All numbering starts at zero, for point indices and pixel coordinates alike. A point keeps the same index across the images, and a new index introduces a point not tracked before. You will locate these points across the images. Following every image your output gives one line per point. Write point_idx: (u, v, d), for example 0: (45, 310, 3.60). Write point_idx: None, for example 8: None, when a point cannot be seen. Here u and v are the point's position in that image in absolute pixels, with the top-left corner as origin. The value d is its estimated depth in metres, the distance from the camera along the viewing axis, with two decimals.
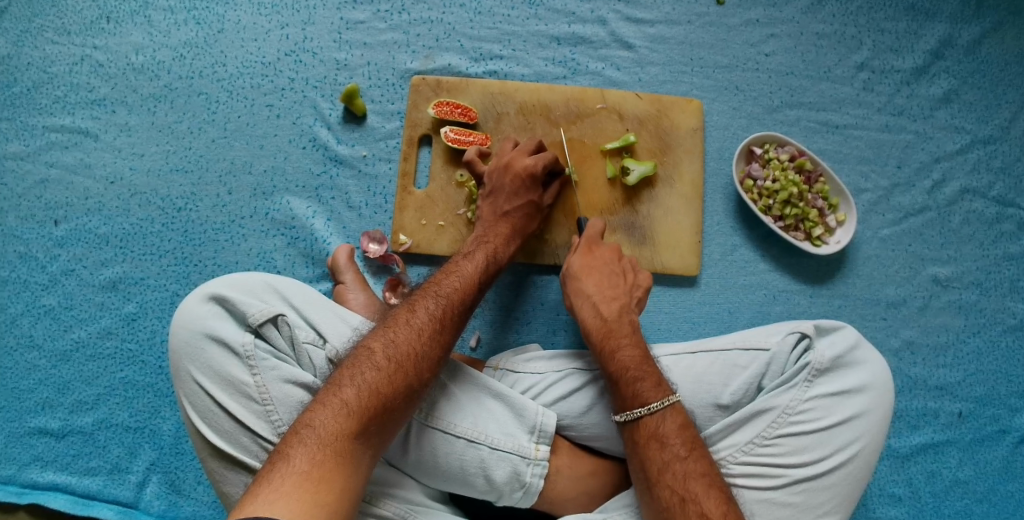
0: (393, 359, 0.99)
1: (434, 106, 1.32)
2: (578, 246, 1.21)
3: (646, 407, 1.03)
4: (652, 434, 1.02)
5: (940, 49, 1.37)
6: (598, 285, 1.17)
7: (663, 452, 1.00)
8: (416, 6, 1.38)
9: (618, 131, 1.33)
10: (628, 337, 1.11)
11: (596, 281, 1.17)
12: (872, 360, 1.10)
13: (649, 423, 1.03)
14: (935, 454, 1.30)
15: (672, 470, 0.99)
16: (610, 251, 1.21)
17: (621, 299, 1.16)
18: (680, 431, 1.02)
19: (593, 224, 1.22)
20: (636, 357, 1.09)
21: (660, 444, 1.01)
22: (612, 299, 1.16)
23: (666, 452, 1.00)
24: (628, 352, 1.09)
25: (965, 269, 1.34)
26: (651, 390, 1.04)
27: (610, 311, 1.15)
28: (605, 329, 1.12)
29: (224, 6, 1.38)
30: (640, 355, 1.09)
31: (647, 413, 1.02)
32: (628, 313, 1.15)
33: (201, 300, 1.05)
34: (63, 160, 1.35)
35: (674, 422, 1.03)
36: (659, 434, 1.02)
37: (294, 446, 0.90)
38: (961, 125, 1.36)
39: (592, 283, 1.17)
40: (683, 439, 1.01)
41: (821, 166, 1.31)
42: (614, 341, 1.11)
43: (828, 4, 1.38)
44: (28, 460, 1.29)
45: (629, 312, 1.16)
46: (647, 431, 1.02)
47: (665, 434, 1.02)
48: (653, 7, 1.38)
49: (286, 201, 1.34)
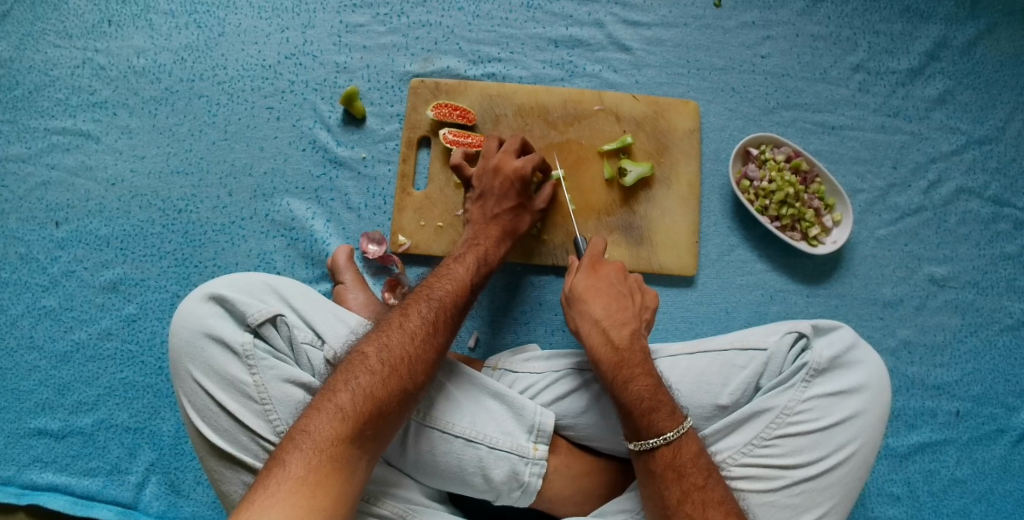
0: (387, 363, 0.99)
1: (432, 108, 1.33)
2: (581, 266, 1.18)
3: (661, 437, 1.02)
4: (669, 464, 1.02)
5: (936, 50, 1.38)
6: (605, 309, 1.13)
7: (681, 482, 1.00)
8: (415, 9, 1.39)
9: (614, 132, 1.34)
10: (640, 366, 1.08)
11: (604, 304, 1.14)
12: (868, 359, 1.10)
13: (666, 453, 1.02)
14: (933, 454, 1.31)
15: (692, 500, 0.99)
16: (615, 271, 1.18)
17: (632, 324, 1.12)
18: (696, 459, 1.02)
19: (595, 245, 1.20)
20: (650, 387, 1.06)
21: (678, 475, 1.01)
22: (622, 324, 1.12)
23: (684, 482, 1.00)
24: (641, 382, 1.06)
25: (961, 268, 1.35)
26: (666, 420, 1.03)
27: (620, 337, 1.10)
28: (616, 357, 1.08)
29: (225, 10, 1.39)
30: (653, 385, 1.06)
31: (662, 443, 1.02)
32: (639, 340, 1.11)
33: (201, 300, 1.06)
34: (64, 163, 1.36)
35: (690, 450, 1.02)
36: (676, 463, 1.02)
37: (290, 452, 0.90)
38: (957, 126, 1.37)
39: (599, 307, 1.13)
40: (699, 467, 1.01)
41: (817, 167, 1.32)
42: (626, 371, 1.07)
43: (824, 7, 1.39)
44: (28, 461, 1.30)
45: (639, 337, 1.12)
46: (663, 460, 1.02)
47: (682, 463, 1.01)
48: (650, 10, 1.39)
49: (286, 203, 1.35)
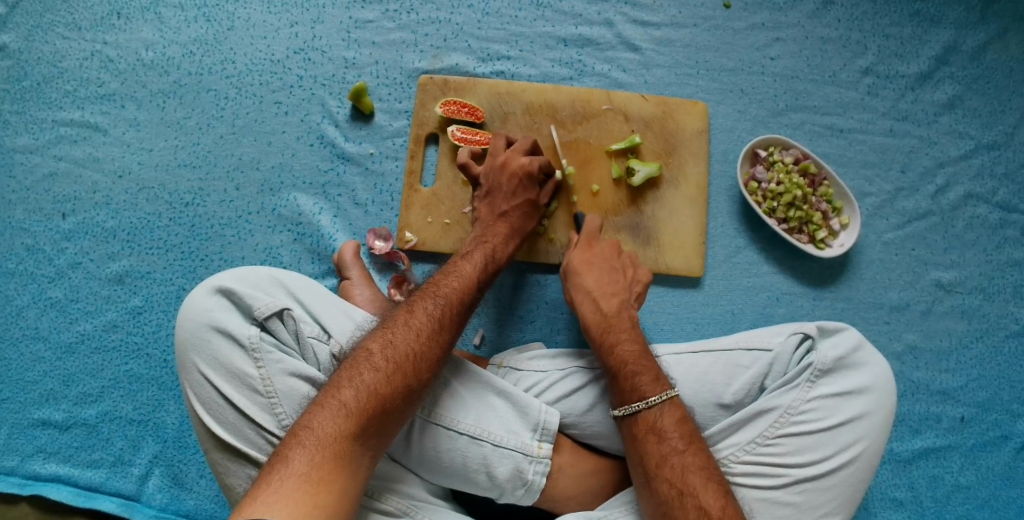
0: (391, 360, 0.99)
1: (441, 105, 1.33)
2: (578, 243, 1.23)
3: (645, 402, 1.04)
4: (650, 428, 1.03)
5: (946, 55, 1.38)
6: (597, 279, 1.18)
7: (660, 446, 1.01)
8: (425, 6, 1.39)
9: (623, 132, 1.33)
10: (626, 332, 1.12)
11: (596, 275, 1.18)
12: (874, 361, 1.10)
13: (648, 418, 1.03)
14: (936, 459, 1.30)
15: (670, 463, 0.99)
16: (609, 247, 1.22)
17: (620, 294, 1.17)
18: (678, 425, 1.03)
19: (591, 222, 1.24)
20: (635, 351, 1.10)
21: (659, 438, 1.02)
22: (612, 294, 1.16)
23: (665, 446, 1.01)
24: (627, 346, 1.10)
25: (968, 274, 1.35)
26: (650, 384, 1.05)
27: (610, 306, 1.15)
28: (604, 323, 1.13)
29: (235, 4, 1.39)
30: (639, 349, 1.10)
31: (645, 406, 1.04)
32: (627, 308, 1.16)
33: (208, 293, 1.06)
34: (72, 154, 1.36)
35: (672, 417, 1.03)
36: (657, 428, 1.03)
37: (293, 448, 0.90)
38: (965, 131, 1.37)
39: (592, 278, 1.18)
40: (682, 433, 1.02)
41: (825, 169, 1.32)
42: (613, 336, 1.12)
43: (834, 9, 1.39)
44: (31, 452, 1.30)
45: (629, 307, 1.17)
46: (644, 424, 1.03)
47: (663, 428, 1.02)
48: (660, 10, 1.39)
49: (292, 198, 1.35)
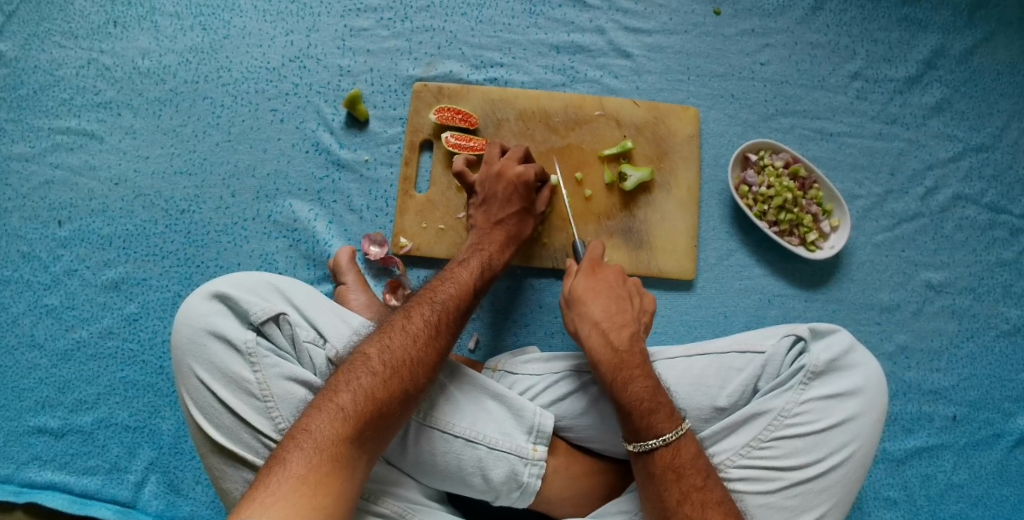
0: (388, 365, 1.00)
1: (435, 111, 1.34)
2: (580, 269, 1.19)
3: (661, 439, 1.03)
4: (668, 465, 1.02)
5: (933, 59, 1.40)
6: (605, 310, 1.14)
7: (680, 484, 1.01)
8: (419, 14, 1.40)
9: (614, 137, 1.35)
10: (639, 368, 1.08)
11: (603, 305, 1.14)
12: (866, 362, 1.11)
13: (665, 454, 1.03)
14: (930, 458, 1.31)
15: (691, 501, 1.00)
16: (615, 274, 1.18)
17: (631, 326, 1.13)
18: (694, 460, 1.03)
19: (595, 249, 1.21)
20: (649, 389, 1.06)
21: (677, 476, 1.01)
22: (621, 326, 1.12)
23: (684, 483, 1.01)
24: (640, 384, 1.06)
25: (958, 274, 1.36)
26: (664, 421, 1.04)
27: (621, 339, 1.11)
28: (616, 359, 1.09)
29: (230, 13, 1.41)
30: (653, 386, 1.07)
31: (661, 444, 1.02)
32: (638, 341, 1.12)
33: (205, 298, 1.07)
34: (68, 162, 1.37)
35: (688, 452, 1.03)
36: (675, 464, 1.02)
37: (291, 450, 0.91)
38: (953, 134, 1.39)
39: (599, 309, 1.14)
40: (698, 468, 1.02)
41: (815, 173, 1.33)
42: (625, 373, 1.07)
43: (823, 15, 1.41)
44: (27, 459, 1.30)
45: (639, 339, 1.12)
46: (662, 461, 1.03)
47: (681, 464, 1.02)
48: (651, 17, 1.41)
49: (288, 204, 1.36)
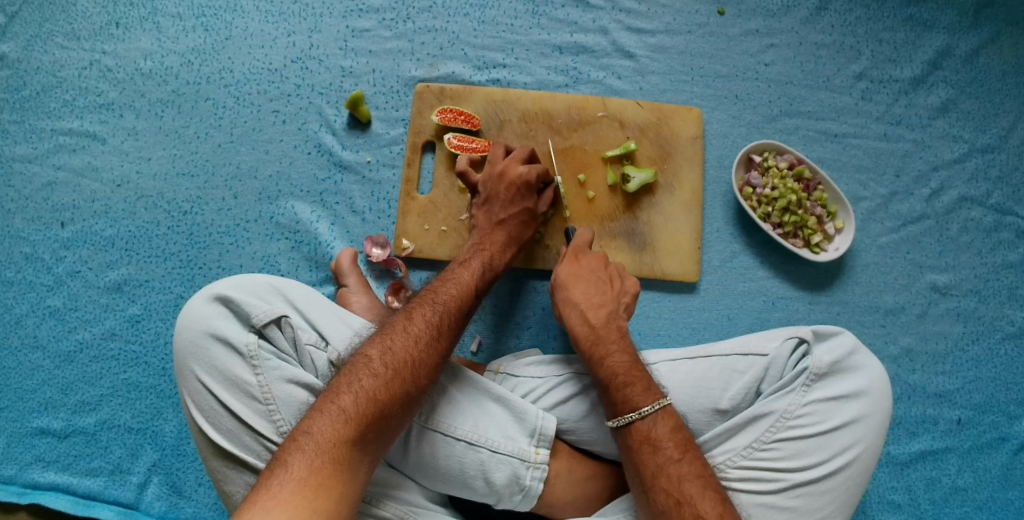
0: (390, 366, 1.00)
1: (437, 112, 1.34)
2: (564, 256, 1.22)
3: (637, 412, 1.03)
4: (645, 438, 1.02)
5: (939, 59, 1.39)
6: (584, 292, 1.17)
7: (656, 456, 1.01)
8: (421, 15, 1.40)
9: (618, 139, 1.34)
10: (614, 343, 1.12)
11: (583, 288, 1.18)
12: (869, 365, 1.10)
13: (642, 428, 1.03)
14: (934, 461, 1.31)
15: (666, 473, 0.99)
16: (596, 259, 1.21)
17: (609, 306, 1.16)
18: (673, 434, 1.02)
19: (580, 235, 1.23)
20: (624, 363, 1.09)
21: (654, 448, 1.01)
22: (599, 305, 1.16)
23: (660, 456, 1.01)
24: (616, 358, 1.10)
25: (963, 276, 1.35)
26: (641, 394, 1.05)
27: (598, 318, 1.15)
28: (592, 336, 1.13)
29: (232, 14, 1.40)
30: (629, 360, 1.10)
31: (637, 417, 1.03)
32: (616, 320, 1.15)
33: (206, 300, 1.07)
34: (70, 163, 1.37)
35: (666, 426, 1.03)
36: (652, 438, 1.02)
37: (293, 453, 0.91)
38: (959, 135, 1.38)
39: (579, 291, 1.17)
40: (676, 442, 1.02)
41: (820, 174, 1.32)
42: (602, 349, 1.11)
43: (828, 15, 1.40)
44: (30, 460, 1.30)
45: (617, 318, 1.16)
46: (639, 435, 1.03)
47: (658, 438, 1.02)
48: (654, 18, 1.40)
49: (290, 206, 1.36)
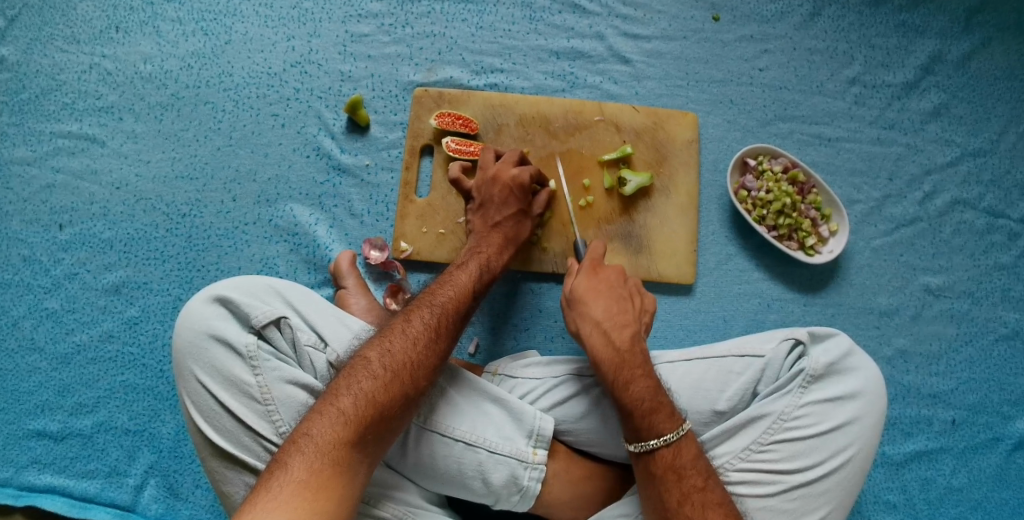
0: (389, 369, 1.00)
1: (435, 116, 1.35)
2: (581, 268, 1.17)
3: (662, 440, 1.03)
4: (669, 466, 1.03)
5: (930, 64, 1.41)
6: (606, 310, 1.13)
7: (681, 484, 1.01)
8: (420, 20, 1.41)
9: (614, 143, 1.36)
10: (640, 368, 1.08)
11: (604, 305, 1.13)
12: (864, 365, 1.11)
13: (666, 455, 1.03)
14: (930, 462, 1.31)
15: (691, 501, 1.00)
16: (616, 273, 1.17)
17: (632, 326, 1.12)
18: (695, 461, 1.03)
19: (596, 248, 1.19)
20: (650, 388, 1.06)
21: (678, 477, 1.02)
22: (623, 326, 1.12)
23: (685, 484, 1.01)
24: (642, 384, 1.07)
25: (956, 278, 1.37)
26: (665, 421, 1.04)
27: (622, 339, 1.10)
28: (618, 359, 1.09)
29: (232, 19, 1.42)
30: (654, 386, 1.07)
31: (663, 444, 1.03)
32: (639, 341, 1.11)
33: (206, 301, 1.07)
34: (69, 166, 1.38)
35: (688, 453, 1.04)
36: (676, 465, 1.03)
37: (293, 455, 0.91)
38: (951, 138, 1.40)
39: (600, 309, 1.13)
40: (698, 469, 1.03)
41: (814, 178, 1.34)
42: (627, 373, 1.07)
43: (820, 21, 1.42)
44: (26, 462, 1.30)
45: (640, 339, 1.12)
46: (663, 462, 1.03)
47: (682, 465, 1.03)
48: (650, 23, 1.42)
49: (289, 208, 1.37)
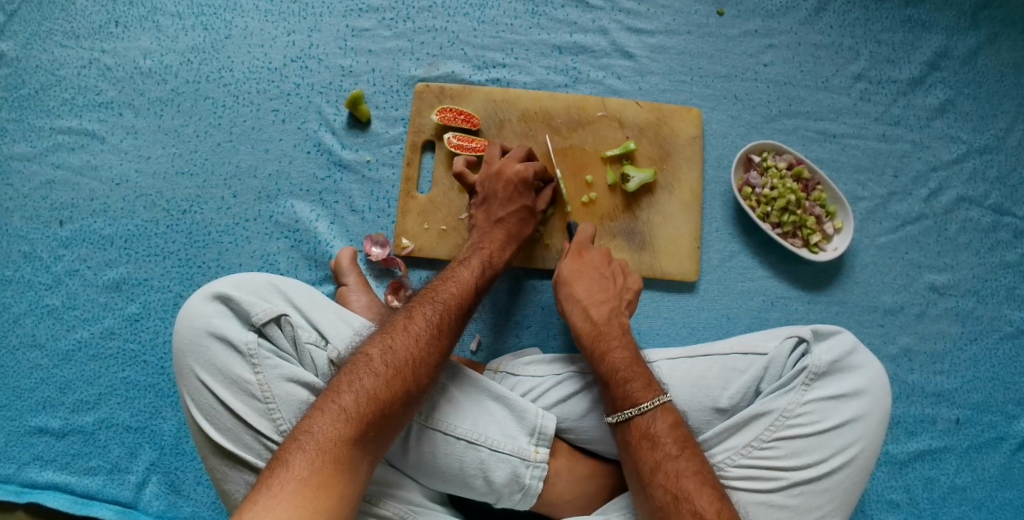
0: (391, 366, 1.00)
1: (437, 112, 1.34)
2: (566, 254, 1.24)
3: (636, 408, 1.04)
4: (643, 435, 1.03)
5: (937, 60, 1.39)
6: (587, 289, 1.18)
7: (654, 452, 1.01)
8: (421, 15, 1.40)
9: (618, 139, 1.35)
10: (617, 339, 1.12)
11: (585, 285, 1.19)
12: (869, 364, 1.11)
13: (640, 423, 1.03)
14: (933, 461, 1.31)
15: (664, 469, 0.99)
16: (599, 256, 1.23)
17: (611, 302, 1.17)
18: (672, 430, 1.03)
19: (584, 230, 1.23)
20: (627, 359, 1.10)
21: (652, 444, 1.02)
22: (601, 302, 1.17)
23: (658, 451, 1.01)
24: (618, 354, 1.10)
25: (961, 276, 1.36)
26: (641, 391, 1.05)
27: (600, 315, 1.16)
28: (594, 331, 1.14)
29: (232, 13, 1.40)
30: (630, 357, 1.10)
31: (637, 413, 1.04)
32: (617, 316, 1.16)
33: (205, 299, 1.06)
34: (69, 162, 1.37)
35: (665, 422, 1.03)
36: (651, 434, 1.03)
37: (293, 452, 0.90)
38: (957, 135, 1.38)
39: (581, 288, 1.19)
40: (674, 438, 1.02)
41: (819, 174, 1.33)
42: (603, 344, 1.12)
43: (826, 16, 1.40)
44: (28, 459, 1.30)
45: (620, 315, 1.17)
46: (638, 431, 1.03)
47: (657, 433, 1.02)
48: (654, 18, 1.40)
49: (289, 205, 1.36)
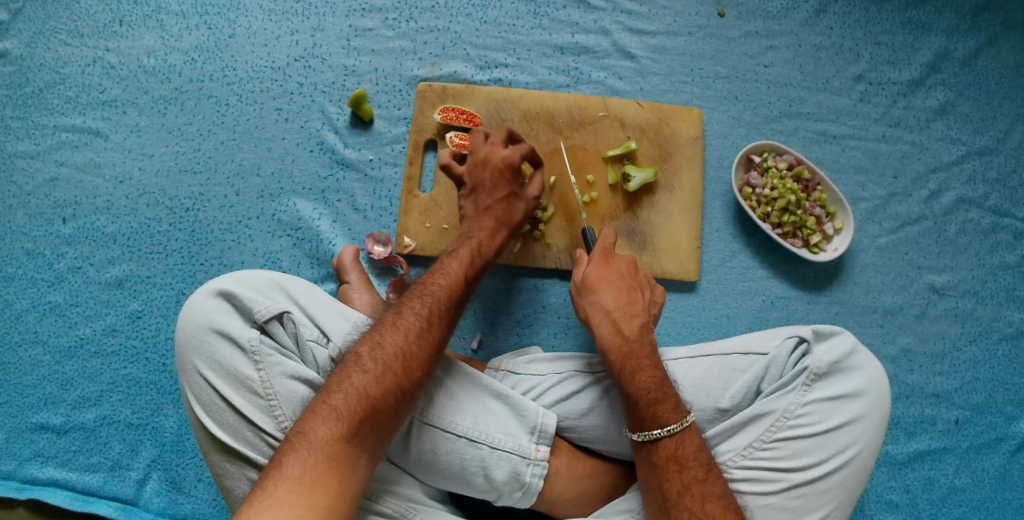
0: (380, 361, 1.00)
1: (439, 112, 1.35)
2: (593, 258, 1.18)
3: (666, 429, 1.03)
4: (671, 456, 1.02)
5: (937, 62, 1.40)
6: (616, 300, 1.14)
7: (682, 475, 1.01)
8: (424, 15, 1.41)
9: (619, 138, 1.35)
10: (647, 357, 1.09)
11: (614, 295, 1.15)
12: (869, 364, 1.11)
13: (669, 445, 1.03)
14: (932, 461, 1.31)
15: (692, 492, 0.99)
16: (626, 264, 1.18)
17: (641, 317, 1.14)
18: (697, 453, 1.03)
19: (605, 237, 1.20)
20: (656, 379, 1.07)
21: (679, 467, 1.02)
22: (632, 316, 1.13)
23: (685, 475, 1.01)
24: (648, 373, 1.07)
25: (961, 277, 1.36)
26: (670, 413, 1.04)
27: (630, 329, 1.12)
28: (625, 347, 1.10)
29: (235, 12, 1.41)
30: (660, 377, 1.07)
31: (665, 435, 1.03)
32: (647, 332, 1.13)
33: (208, 295, 1.07)
34: (73, 159, 1.38)
35: (691, 444, 1.03)
36: (678, 456, 1.02)
37: (287, 454, 0.91)
38: (957, 137, 1.39)
39: (609, 298, 1.14)
40: (700, 461, 1.02)
41: (819, 175, 1.33)
42: (635, 362, 1.08)
43: (827, 18, 1.41)
44: (29, 455, 1.30)
45: (648, 330, 1.13)
46: (665, 452, 1.03)
47: (684, 456, 1.02)
48: (655, 19, 1.41)
49: (292, 203, 1.36)
